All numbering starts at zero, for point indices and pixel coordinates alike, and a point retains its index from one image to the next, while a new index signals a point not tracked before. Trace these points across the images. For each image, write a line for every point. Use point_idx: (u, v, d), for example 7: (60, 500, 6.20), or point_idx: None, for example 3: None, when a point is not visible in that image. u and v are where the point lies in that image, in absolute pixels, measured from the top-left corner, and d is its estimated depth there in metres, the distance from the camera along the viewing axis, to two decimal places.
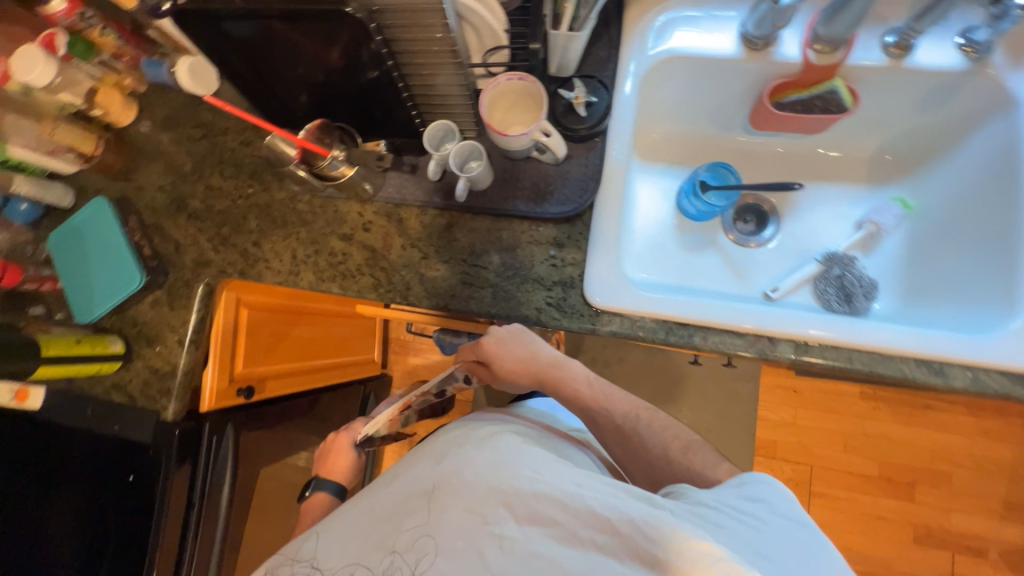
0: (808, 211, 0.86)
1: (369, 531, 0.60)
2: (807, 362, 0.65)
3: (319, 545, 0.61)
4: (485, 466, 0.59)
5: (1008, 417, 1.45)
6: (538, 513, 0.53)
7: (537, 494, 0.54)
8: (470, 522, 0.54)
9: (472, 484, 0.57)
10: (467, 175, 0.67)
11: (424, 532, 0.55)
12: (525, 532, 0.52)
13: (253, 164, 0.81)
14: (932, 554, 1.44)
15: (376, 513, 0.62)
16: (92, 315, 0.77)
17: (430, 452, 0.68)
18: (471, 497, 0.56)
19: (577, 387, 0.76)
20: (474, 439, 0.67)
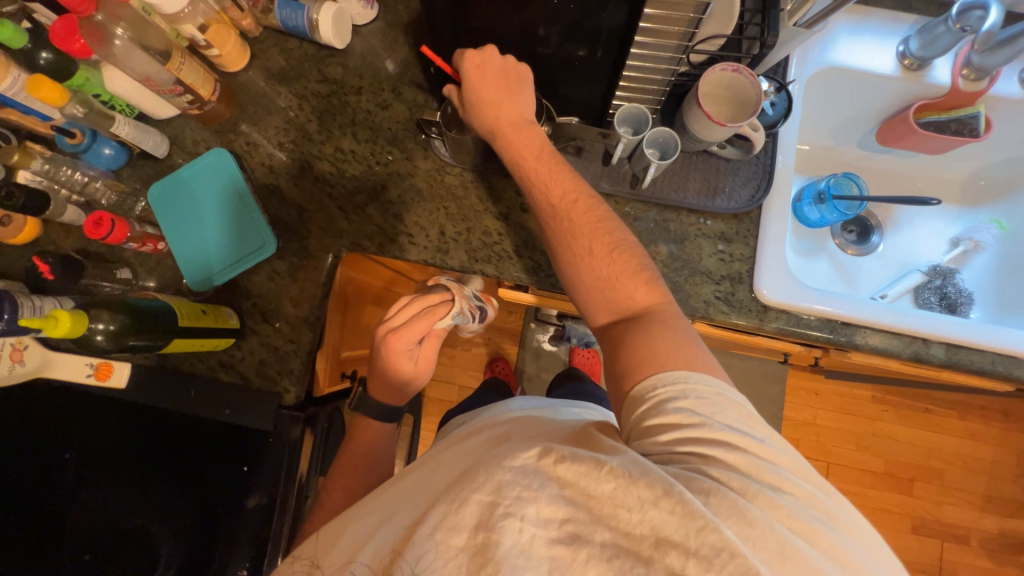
0: (907, 226, 0.93)
1: (396, 521, 0.46)
2: (956, 364, 0.70)
3: (348, 530, 0.50)
4: (516, 450, 0.44)
5: (990, 421, 1.64)
6: (561, 506, 0.39)
7: (563, 479, 0.40)
8: (488, 513, 0.39)
9: (486, 470, 0.42)
10: (659, 163, 0.65)
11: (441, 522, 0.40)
12: (540, 521, 0.38)
13: (392, 128, 0.75)
14: (925, 542, 1.60)
15: (410, 506, 0.48)
16: (210, 283, 0.68)
17: (470, 445, 0.53)
18: (495, 478, 0.41)
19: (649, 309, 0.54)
20: (521, 432, 0.52)
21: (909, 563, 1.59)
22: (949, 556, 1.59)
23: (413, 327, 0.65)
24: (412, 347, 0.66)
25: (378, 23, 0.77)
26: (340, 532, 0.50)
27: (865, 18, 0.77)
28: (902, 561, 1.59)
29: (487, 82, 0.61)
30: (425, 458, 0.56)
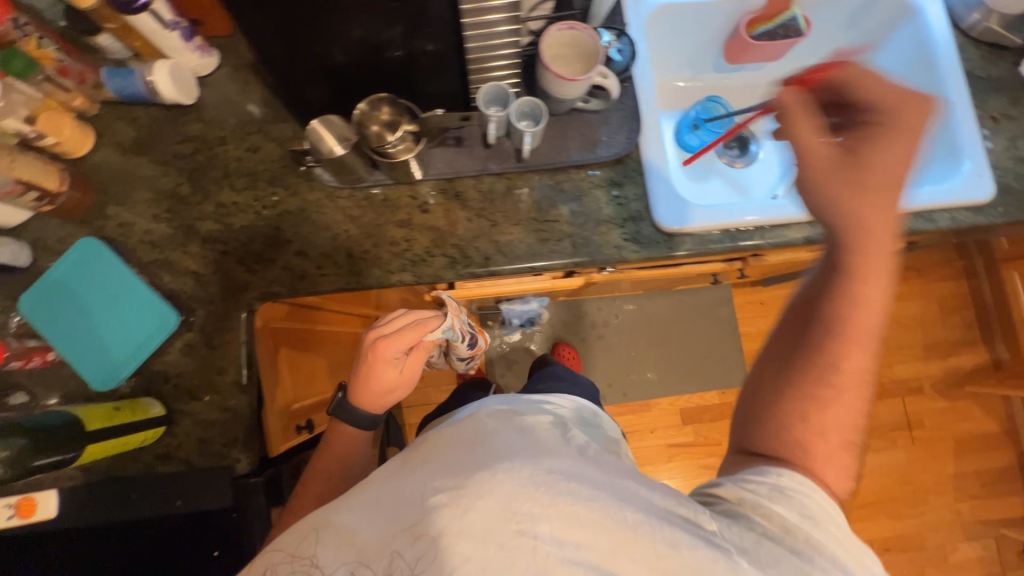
0: (776, 130, 1.02)
1: (388, 511, 0.46)
2: (841, 236, 0.77)
3: (333, 519, 0.47)
4: (530, 464, 0.46)
5: (909, 280, 1.83)
6: (578, 530, 0.43)
7: (581, 510, 0.43)
8: (508, 527, 0.42)
9: (503, 489, 0.44)
10: (532, 131, 0.67)
11: (455, 525, 0.43)
12: (556, 542, 0.42)
13: (269, 168, 0.73)
14: (889, 403, 1.76)
15: (400, 498, 0.47)
16: (116, 378, 0.64)
17: (461, 425, 0.54)
18: (518, 497, 0.44)
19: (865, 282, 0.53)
20: (519, 426, 0.53)
21: (882, 426, 1.74)
22: (911, 408, 1.76)
23: (405, 335, 0.66)
24: (401, 356, 0.68)
25: (224, 70, 0.76)
26: (324, 521, 0.47)
27: None
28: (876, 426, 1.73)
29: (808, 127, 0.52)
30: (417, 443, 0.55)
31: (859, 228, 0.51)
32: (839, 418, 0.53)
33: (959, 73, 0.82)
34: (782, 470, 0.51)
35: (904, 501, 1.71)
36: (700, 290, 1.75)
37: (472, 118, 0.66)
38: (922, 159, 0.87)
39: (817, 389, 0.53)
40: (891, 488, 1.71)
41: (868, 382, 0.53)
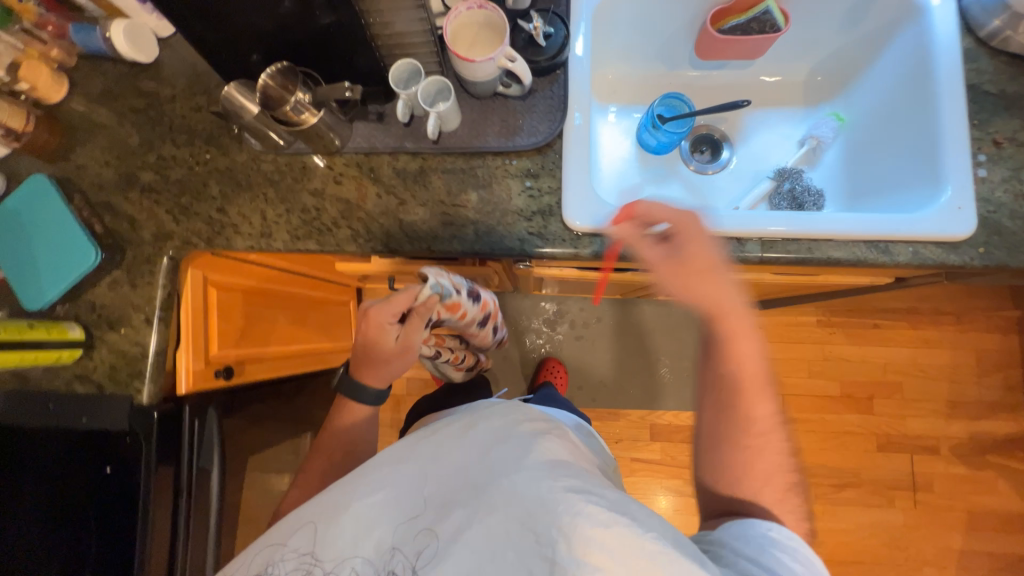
0: (754, 136, 0.92)
1: (407, 512, 0.60)
2: (773, 258, 0.70)
3: (351, 507, 0.61)
4: (538, 481, 0.55)
5: (943, 325, 1.61)
6: (594, 551, 0.49)
7: (591, 529, 0.50)
8: (514, 537, 0.53)
9: (513, 501, 0.54)
10: (436, 111, 0.68)
11: (467, 531, 0.55)
12: (572, 561, 0.49)
13: (207, 128, 0.78)
14: (894, 458, 1.57)
15: (412, 494, 0.61)
16: (43, 300, 0.71)
17: (475, 435, 0.64)
18: (523, 511, 0.53)
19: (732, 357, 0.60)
20: (531, 439, 0.62)
21: (880, 482, 1.56)
22: (921, 469, 1.56)
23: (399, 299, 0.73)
24: (391, 322, 0.75)
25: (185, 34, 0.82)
26: (343, 507, 0.61)
27: None
28: (873, 481, 1.56)
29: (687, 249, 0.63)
30: (422, 440, 0.67)
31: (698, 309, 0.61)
32: (764, 457, 0.57)
33: (959, 79, 0.71)
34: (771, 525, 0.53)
35: (894, 569, 1.52)
36: None
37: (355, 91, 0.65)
38: (906, 179, 0.75)
39: (736, 438, 0.58)
40: (881, 552, 1.53)
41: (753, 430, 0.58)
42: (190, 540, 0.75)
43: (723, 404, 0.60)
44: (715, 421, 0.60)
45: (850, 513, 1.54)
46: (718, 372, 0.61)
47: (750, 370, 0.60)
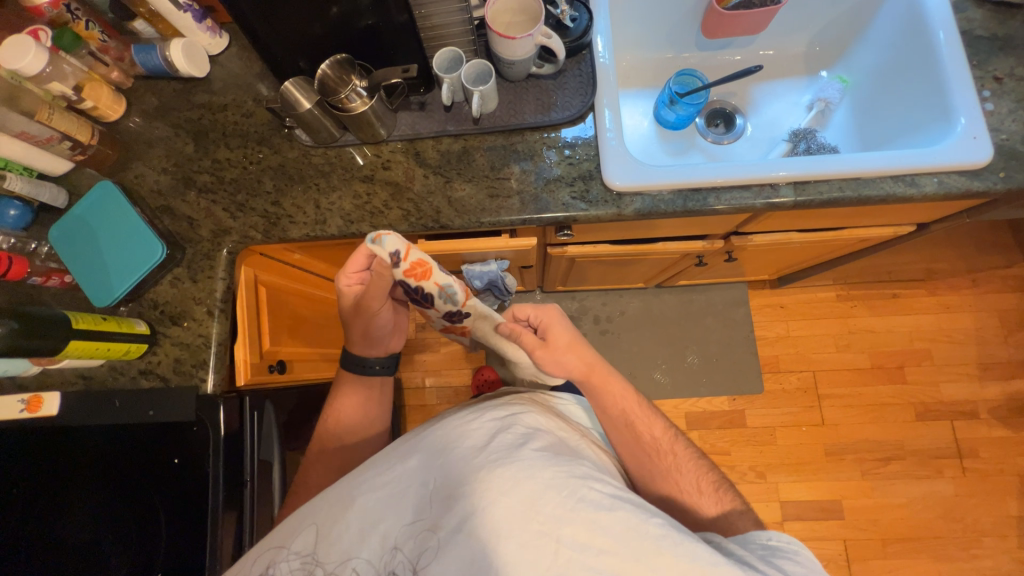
0: (765, 106, 0.98)
1: (411, 507, 0.56)
2: (807, 200, 0.74)
3: (356, 501, 0.57)
4: (540, 468, 0.54)
5: (960, 289, 1.64)
6: (597, 535, 0.50)
7: (595, 514, 0.51)
8: (520, 526, 0.50)
9: (525, 491, 0.52)
10: (480, 90, 0.72)
11: (472, 521, 0.52)
12: (579, 547, 0.50)
13: (259, 130, 0.83)
14: (934, 426, 1.55)
15: (417, 487, 0.57)
16: (111, 297, 0.73)
17: (472, 421, 0.61)
18: (530, 503, 0.51)
19: (623, 400, 0.77)
20: (528, 428, 0.61)
21: (925, 452, 1.53)
22: (963, 435, 1.54)
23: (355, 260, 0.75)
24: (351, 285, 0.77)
25: (233, 51, 0.88)
26: (349, 503, 0.57)
27: None
28: (918, 451, 1.53)
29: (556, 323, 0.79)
30: (417, 434, 0.63)
31: (579, 369, 0.77)
32: (680, 469, 0.74)
33: (953, 29, 0.77)
34: (769, 535, 0.61)
35: (954, 542, 1.46)
36: (711, 290, 1.68)
37: (412, 71, 0.73)
38: (917, 123, 0.80)
39: (658, 466, 0.74)
40: (935, 524, 1.48)
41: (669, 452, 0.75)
42: (257, 530, 0.74)
43: (638, 443, 0.75)
44: (642, 457, 0.74)
45: (900, 487, 1.51)
46: (630, 433, 0.75)
47: (632, 409, 0.76)
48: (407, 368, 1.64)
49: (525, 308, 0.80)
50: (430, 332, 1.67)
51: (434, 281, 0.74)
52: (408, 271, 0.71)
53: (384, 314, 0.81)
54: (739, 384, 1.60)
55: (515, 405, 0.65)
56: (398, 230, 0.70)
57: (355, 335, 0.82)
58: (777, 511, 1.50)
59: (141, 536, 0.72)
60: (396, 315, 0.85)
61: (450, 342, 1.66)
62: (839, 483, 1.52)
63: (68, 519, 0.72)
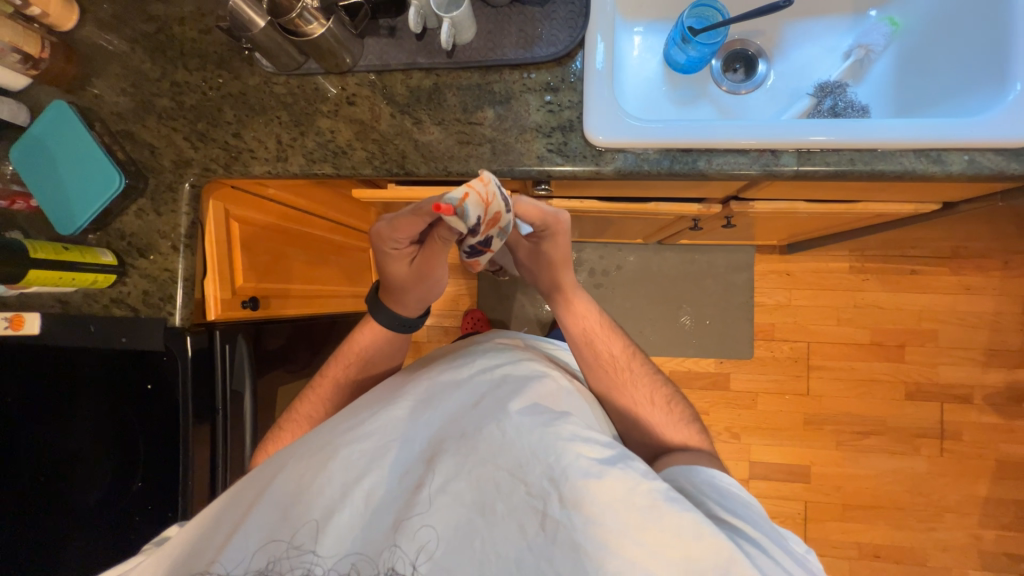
0: (796, 49, 0.84)
1: (397, 464, 0.52)
2: (810, 171, 0.65)
3: (337, 453, 0.52)
4: (528, 427, 0.52)
5: (986, 270, 1.52)
6: (586, 503, 0.47)
7: (583, 482, 0.48)
8: (505, 487, 0.49)
9: (513, 450, 0.51)
10: (451, 16, 0.64)
11: (460, 480, 0.50)
12: (564, 512, 0.47)
13: (218, 51, 0.76)
14: (922, 406, 1.53)
15: (405, 441, 0.54)
16: (75, 226, 0.73)
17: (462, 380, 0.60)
18: (515, 462, 0.50)
19: (588, 313, 0.77)
20: (517, 388, 0.59)
21: (906, 430, 1.53)
22: (949, 417, 1.52)
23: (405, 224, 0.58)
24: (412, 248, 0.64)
25: None
26: (330, 454, 0.52)
27: None
28: (899, 429, 1.53)
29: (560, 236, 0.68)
30: (407, 388, 0.61)
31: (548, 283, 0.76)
32: (635, 385, 0.74)
33: None
34: (730, 477, 0.61)
35: (914, 514, 1.51)
36: (716, 251, 1.60)
37: None
38: (965, 82, 0.70)
39: (616, 378, 0.74)
40: (899, 496, 1.52)
41: (629, 366, 0.75)
42: (231, 453, 0.79)
43: (596, 355, 0.75)
44: (597, 373, 0.75)
45: (871, 459, 1.53)
46: (588, 348, 0.76)
47: (593, 326, 0.77)
48: None
49: (531, 212, 0.62)
50: None
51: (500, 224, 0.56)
52: (485, 228, 0.54)
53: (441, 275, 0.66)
54: (728, 348, 1.59)
55: (508, 364, 0.64)
56: (473, 187, 0.50)
57: (412, 301, 0.72)
58: (745, 470, 1.56)
59: (121, 449, 0.78)
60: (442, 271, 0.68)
61: None
62: (812, 451, 1.55)
63: (59, 429, 0.79)
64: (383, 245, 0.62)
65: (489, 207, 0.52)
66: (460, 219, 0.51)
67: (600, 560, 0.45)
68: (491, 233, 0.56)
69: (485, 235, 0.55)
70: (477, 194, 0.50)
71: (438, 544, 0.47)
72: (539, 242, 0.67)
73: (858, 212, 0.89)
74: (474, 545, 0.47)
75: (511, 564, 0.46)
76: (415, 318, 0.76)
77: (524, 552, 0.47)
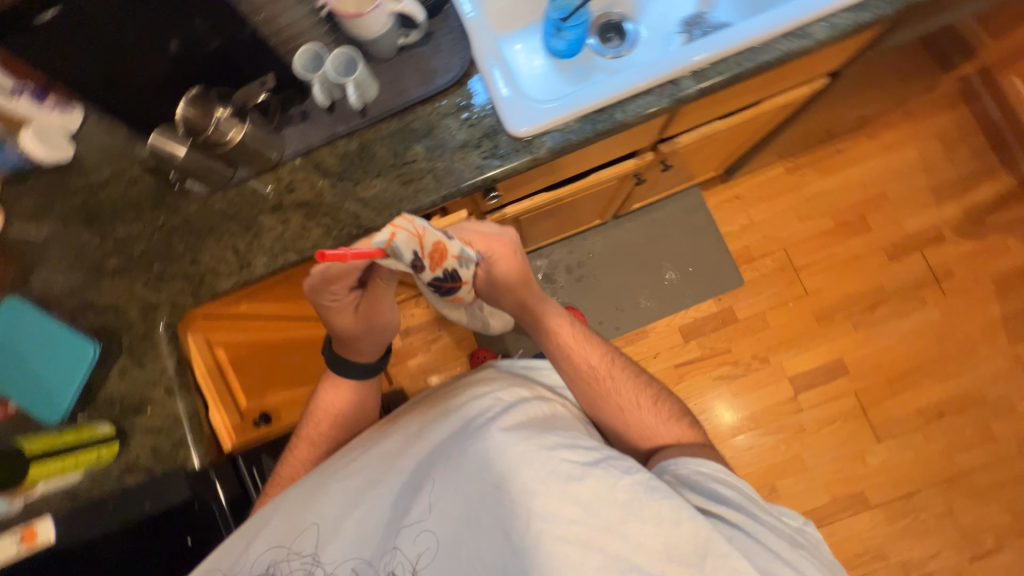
0: (651, 4, 0.95)
1: (388, 490, 0.59)
2: (709, 85, 0.72)
3: (334, 487, 0.60)
4: (511, 441, 0.57)
5: (896, 124, 1.66)
6: (566, 505, 0.53)
7: (563, 486, 0.54)
8: (488, 499, 0.55)
9: (497, 464, 0.56)
10: (352, 79, 0.70)
11: (444, 495, 0.56)
12: (547, 518, 0.53)
13: (149, 195, 0.78)
14: (908, 261, 1.60)
15: (396, 470, 0.60)
16: (60, 410, 0.69)
17: (451, 404, 0.65)
18: (498, 476, 0.55)
19: (558, 326, 0.79)
20: (504, 404, 0.63)
21: (905, 287, 1.59)
22: (934, 260, 1.60)
23: (342, 278, 0.59)
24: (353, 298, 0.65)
25: (91, 123, 0.83)
26: (326, 488, 0.60)
27: None
28: (899, 289, 1.59)
29: (506, 259, 0.72)
30: (402, 421, 0.67)
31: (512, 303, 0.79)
32: (619, 390, 0.75)
33: None
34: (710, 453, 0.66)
35: (951, 359, 1.55)
36: (668, 204, 1.68)
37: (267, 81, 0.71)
38: None
39: (599, 388, 0.75)
40: (931, 349, 1.56)
41: (608, 374, 0.77)
42: None
43: (576, 369, 0.77)
44: (581, 387, 0.76)
45: (890, 327, 1.58)
46: (567, 362, 0.78)
47: (566, 338, 0.79)
48: (405, 375, 1.63)
49: (474, 238, 0.70)
50: (415, 335, 1.66)
51: (449, 257, 0.62)
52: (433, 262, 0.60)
53: (389, 315, 0.70)
54: (720, 283, 1.64)
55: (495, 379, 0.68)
56: (398, 227, 0.54)
57: (367, 348, 0.75)
58: (788, 387, 1.58)
59: None
60: (392, 307, 0.70)
61: (438, 337, 1.65)
62: (837, 343, 1.59)
63: None
64: (322, 299, 0.63)
65: (424, 240, 0.56)
66: (400, 259, 0.55)
67: (575, 557, 0.51)
68: (445, 266, 0.62)
69: (438, 269, 0.61)
70: (406, 232, 0.55)
71: (429, 552, 0.55)
72: (489, 266, 0.72)
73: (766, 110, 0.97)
74: (461, 555, 0.54)
75: (494, 569, 0.52)
76: (376, 363, 0.79)
77: (508, 557, 0.52)
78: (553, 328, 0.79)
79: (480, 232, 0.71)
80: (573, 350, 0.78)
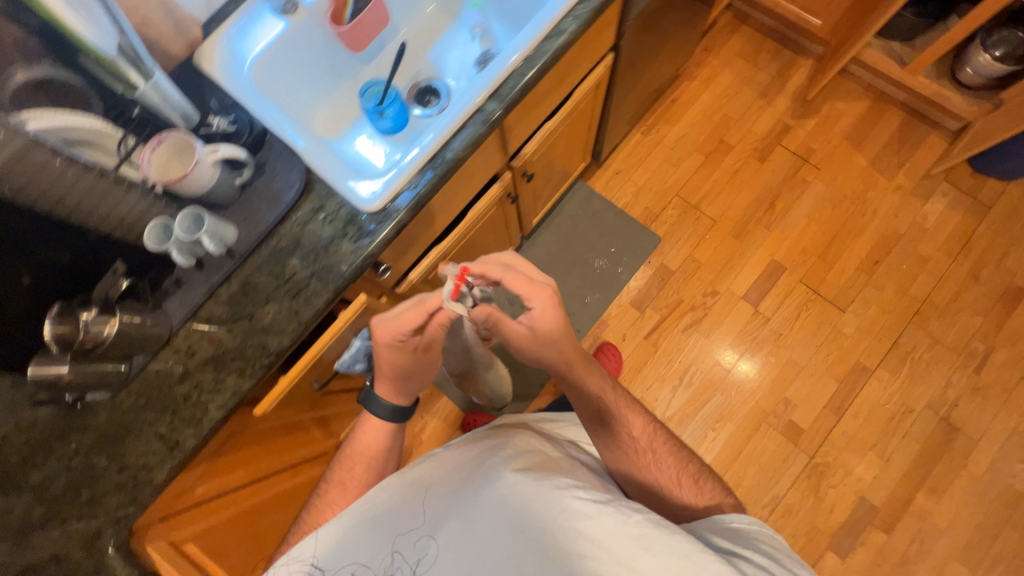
0: (447, 62, 1.08)
1: (407, 512, 0.70)
2: (509, 100, 0.83)
3: (362, 509, 0.71)
4: (531, 484, 0.68)
5: (705, 60, 1.91)
6: (581, 543, 0.63)
7: (579, 526, 0.64)
8: (506, 536, 0.65)
9: (519, 504, 0.67)
10: (205, 231, 0.74)
11: (458, 524, 0.67)
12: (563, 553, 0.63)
13: (48, 429, 0.74)
14: (775, 157, 1.79)
15: (417, 501, 0.71)
16: None
17: (478, 453, 0.76)
18: (517, 518, 0.66)
19: (602, 392, 0.84)
20: (526, 453, 0.75)
21: (785, 177, 1.77)
22: (793, 146, 1.80)
23: (409, 315, 0.75)
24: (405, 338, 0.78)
25: None
26: (357, 510, 0.71)
27: (237, 18, 0.89)
28: (781, 181, 1.76)
29: (545, 309, 0.74)
30: (433, 460, 0.77)
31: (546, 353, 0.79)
32: (657, 463, 0.81)
33: None
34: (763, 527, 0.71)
35: (854, 215, 1.71)
36: (564, 204, 1.79)
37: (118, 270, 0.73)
38: None
39: (624, 447, 0.82)
40: (834, 216, 1.72)
41: (639, 451, 0.82)
42: None
43: (614, 432, 0.83)
44: (615, 452, 0.83)
45: (794, 214, 1.73)
46: (603, 427, 0.84)
47: (606, 402, 0.84)
48: None
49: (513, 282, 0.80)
50: None
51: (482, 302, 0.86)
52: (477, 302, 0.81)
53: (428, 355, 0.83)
54: (641, 248, 1.74)
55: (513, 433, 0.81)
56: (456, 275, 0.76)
57: (410, 386, 0.86)
58: (746, 306, 1.66)
59: None
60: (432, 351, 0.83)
61: (422, 423, 1.61)
62: (761, 248, 1.71)
63: None
64: (390, 336, 0.77)
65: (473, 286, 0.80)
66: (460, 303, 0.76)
67: None
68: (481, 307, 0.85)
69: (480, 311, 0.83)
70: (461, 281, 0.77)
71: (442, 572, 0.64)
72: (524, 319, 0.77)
73: (580, 98, 1.11)
74: None
75: None
76: (409, 407, 0.89)
77: None
78: (582, 388, 0.84)
79: (526, 275, 0.75)
80: (615, 429, 0.83)
